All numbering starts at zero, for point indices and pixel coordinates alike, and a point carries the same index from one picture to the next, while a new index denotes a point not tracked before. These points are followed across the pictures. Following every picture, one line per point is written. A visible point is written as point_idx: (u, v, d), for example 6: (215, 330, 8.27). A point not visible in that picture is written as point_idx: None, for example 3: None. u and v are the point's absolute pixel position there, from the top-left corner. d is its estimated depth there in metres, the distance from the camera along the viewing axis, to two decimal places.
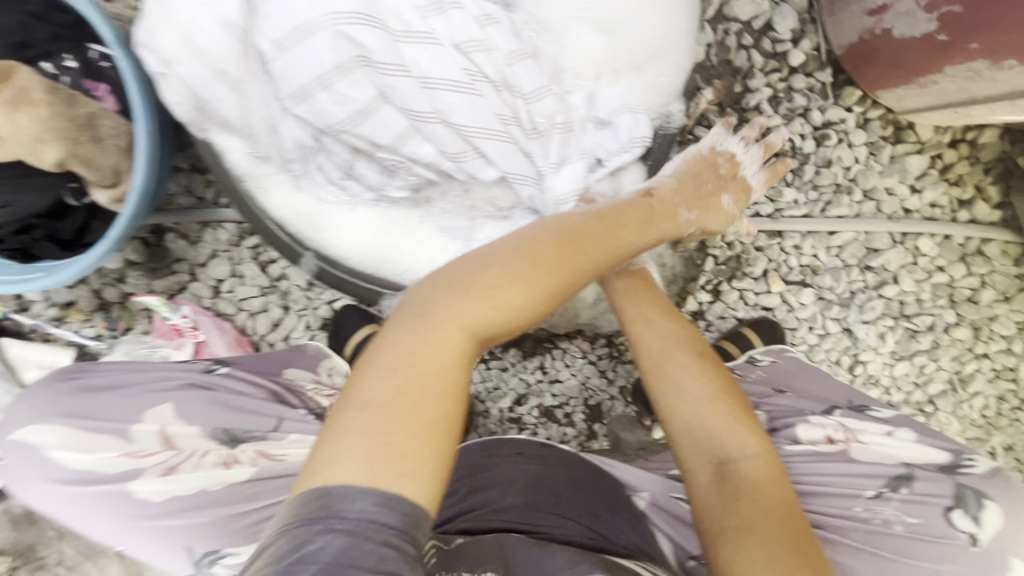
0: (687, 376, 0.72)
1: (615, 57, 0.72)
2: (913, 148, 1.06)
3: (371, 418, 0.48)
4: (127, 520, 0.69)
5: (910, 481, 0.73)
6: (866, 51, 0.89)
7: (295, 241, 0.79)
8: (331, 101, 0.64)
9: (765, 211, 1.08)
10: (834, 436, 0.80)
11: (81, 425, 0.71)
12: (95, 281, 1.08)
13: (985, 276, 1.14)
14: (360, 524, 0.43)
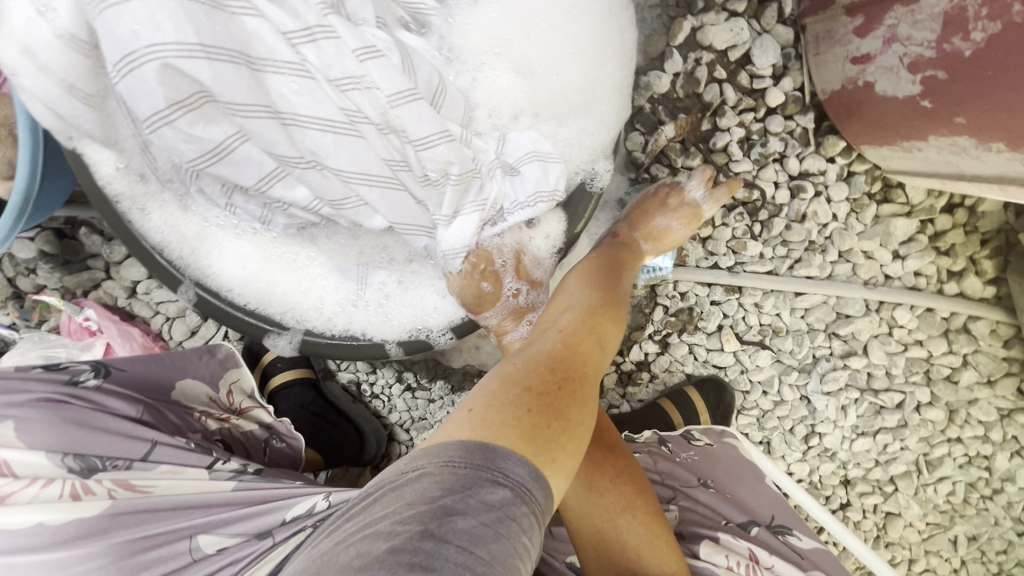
0: (602, 480, 0.63)
1: (534, 100, 0.65)
2: (901, 210, 0.94)
3: (494, 405, 0.53)
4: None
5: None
6: (849, 101, 0.77)
7: (174, 268, 0.72)
8: (179, 139, 0.51)
9: (725, 263, 0.97)
10: (737, 567, 0.73)
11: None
12: (9, 269, 1.03)
13: (968, 355, 1.02)
14: (519, 487, 0.47)
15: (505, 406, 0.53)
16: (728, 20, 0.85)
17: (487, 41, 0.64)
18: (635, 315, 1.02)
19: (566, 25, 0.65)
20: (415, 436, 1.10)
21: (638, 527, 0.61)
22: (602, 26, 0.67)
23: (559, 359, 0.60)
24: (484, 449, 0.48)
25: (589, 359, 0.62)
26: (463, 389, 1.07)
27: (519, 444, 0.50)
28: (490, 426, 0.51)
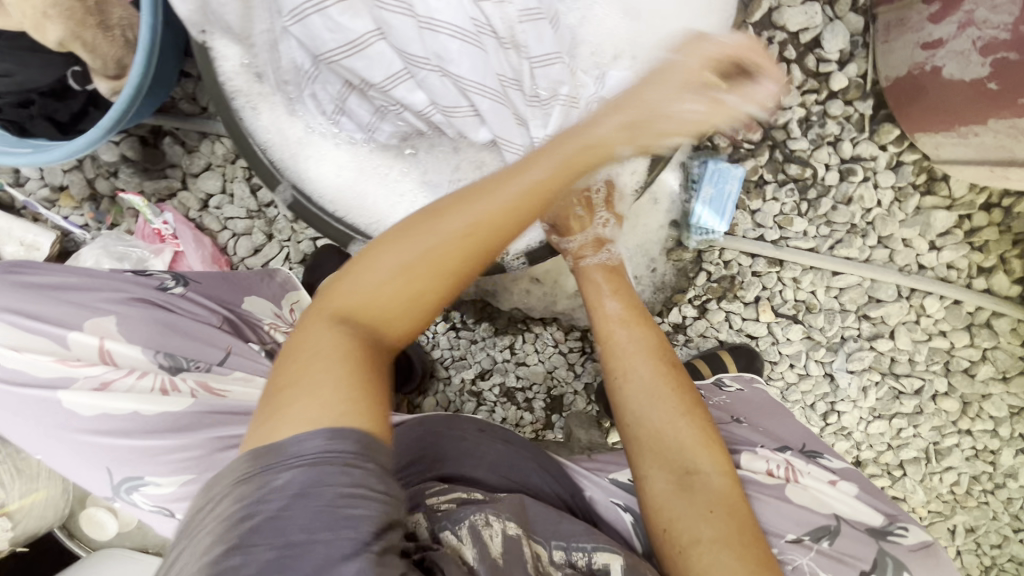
0: (665, 387, 0.70)
1: (631, 44, 0.71)
2: (942, 203, 1.00)
3: (280, 381, 0.49)
4: (55, 428, 0.66)
5: (832, 536, 0.66)
6: (913, 88, 0.83)
7: (273, 167, 0.75)
8: (325, 27, 0.64)
9: (771, 236, 1.02)
10: (775, 470, 0.73)
11: (19, 326, 0.69)
12: (89, 170, 1.08)
13: (987, 350, 1.08)
14: (316, 460, 0.43)
15: (321, 363, 0.48)
16: (804, 3, 0.91)
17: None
18: (679, 278, 1.07)
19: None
20: (455, 374, 1.15)
21: (693, 433, 0.67)
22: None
23: (378, 322, 0.55)
24: (276, 447, 0.44)
25: (410, 311, 0.56)
26: (506, 331, 1.13)
27: (319, 415, 0.45)
28: (297, 415, 0.45)
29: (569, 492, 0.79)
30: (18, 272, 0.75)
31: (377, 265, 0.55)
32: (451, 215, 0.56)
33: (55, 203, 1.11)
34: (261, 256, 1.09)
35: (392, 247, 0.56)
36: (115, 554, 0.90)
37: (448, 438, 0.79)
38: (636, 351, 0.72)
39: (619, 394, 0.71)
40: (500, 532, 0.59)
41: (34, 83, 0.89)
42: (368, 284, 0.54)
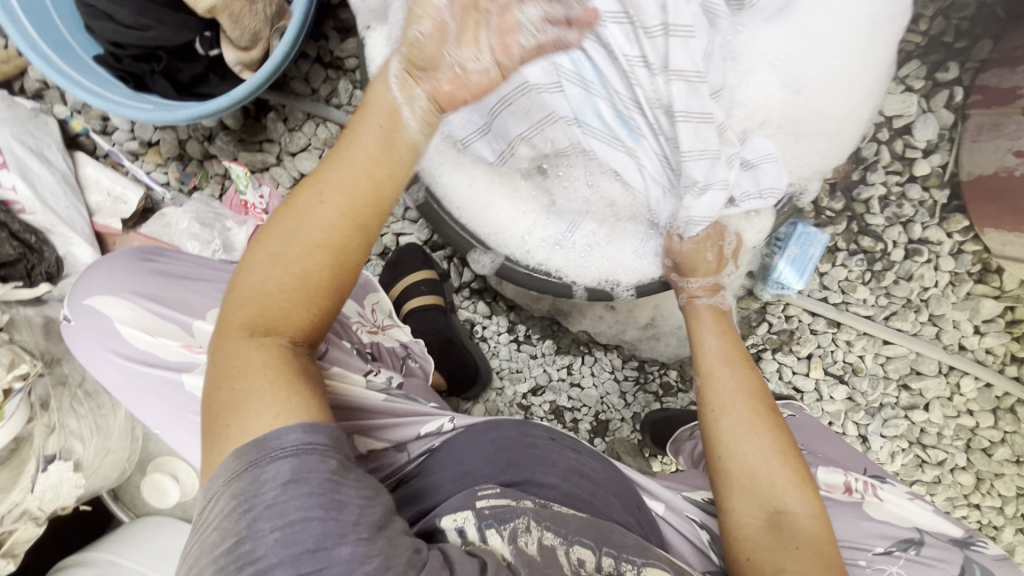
0: (761, 425, 0.68)
1: (787, 116, 0.75)
2: (991, 293, 1.07)
3: (216, 411, 0.48)
4: (178, 409, 0.60)
5: (918, 546, 0.69)
6: (996, 187, 0.91)
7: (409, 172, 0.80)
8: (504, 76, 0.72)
9: (834, 299, 1.09)
10: (853, 485, 0.75)
11: (148, 307, 0.61)
12: (183, 131, 1.07)
13: (1007, 433, 1.15)
14: (301, 450, 0.45)
15: (246, 371, 0.49)
16: (904, 92, 0.98)
17: (766, 51, 0.73)
18: (742, 326, 1.12)
19: (831, 55, 0.74)
20: (509, 386, 1.16)
21: (789, 473, 0.65)
22: (859, 66, 0.75)
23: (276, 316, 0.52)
24: (255, 442, 0.45)
25: (307, 294, 0.53)
26: (568, 352, 1.16)
27: (265, 418, 0.46)
28: (246, 418, 0.47)
29: (636, 506, 0.73)
30: (148, 253, 0.66)
31: (257, 267, 0.53)
32: (323, 191, 0.53)
33: (140, 157, 1.10)
34: None
35: (277, 239, 0.53)
36: (168, 523, 0.88)
37: (514, 442, 0.73)
38: (737, 391, 0.70)
39: (714, 428, 0.70)
40: (539, 540, 0.55)
41: (165, 41, 0.90)
42: (263, 287, 0.52)
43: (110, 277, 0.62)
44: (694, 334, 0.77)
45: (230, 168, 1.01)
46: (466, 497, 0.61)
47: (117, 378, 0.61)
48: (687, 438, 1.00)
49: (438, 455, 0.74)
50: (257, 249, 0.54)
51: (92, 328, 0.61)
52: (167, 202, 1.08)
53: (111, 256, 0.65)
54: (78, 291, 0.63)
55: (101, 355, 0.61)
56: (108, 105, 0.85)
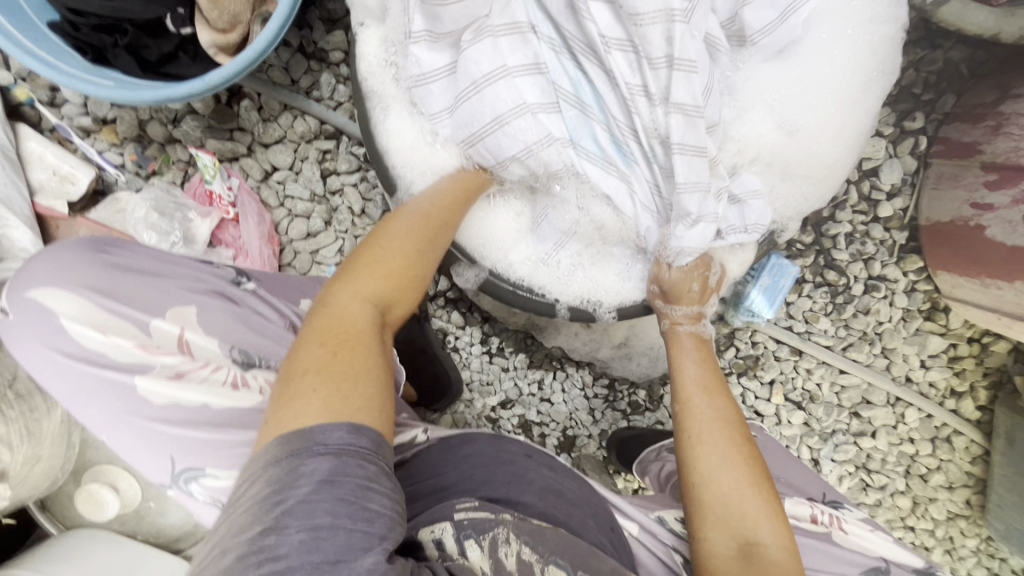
0: (734, 454, 0.68)
1: (774, 154, 0.78)
2: (937, 330, 1.14)
3: (284, 392, 0.50)
4: (127, 420, 0.50)
5: (884, 573, 0.73)
6: (951, 234, 0.97)
7: (389, 177, 0.77)
8: (500, 92, 0.70)
9: (797, 328, 1.13)
10: (818, 517, 0.78)
11: (94, 300, 0.52)
12: (144, 111, 0.99)
13: (942, 461, 1.23)
14: (342, 451, 0.46)
15: (321, 363, 0.51)
16: (873, 137, 1.04)
17: (766, 91, 0.76)
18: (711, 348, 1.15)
19: (823, 100, 0.76)
20: (478, 398, 1.14)
21: (761, 505, 0.65)
22: (847, 114, 0.78)
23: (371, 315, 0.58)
24: (301, 434, 0.47)
25: (399, 300, 0.61)
26: (540, 366, 1.15)
27: (330, 409, 0.48)
28: (303, 410, 0.48)
29: (611, 527, 0.71)
30: (98, 238, 0.58)
31: (362, 266, 0.61)
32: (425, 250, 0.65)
33: (92, 134, 1.01)
34: (314, 242, 1.04)
35: (384, 250, 0.62)
36: (103, 539, 0.82)
37: (491, 458, 0.72)
38: (713, 419, 0.71)
39: (691, 456, 0.69)
40: (516, 553, 0.56)
41: (132, 14, 0.84)
42: (364, 288, 0.59)
43: (50, 264, 0.53)
44: (675, 362, 0.77)
45: (196, 156, 0.94)
46: (442, 509, 0.60)
47: (50, 381, 0.51)
48: (653, 458, 1.01)
49: (414, 469, 0.72)
50: (367, 253, 0.62)
51: (24, 320, 0.51)
52: (120, 184, 1.00)
53: (54, 240, 0.56)
54: (6, 278, 0.54)
55: (35, 351, 0.51)
56: (66, 79, 0.78)
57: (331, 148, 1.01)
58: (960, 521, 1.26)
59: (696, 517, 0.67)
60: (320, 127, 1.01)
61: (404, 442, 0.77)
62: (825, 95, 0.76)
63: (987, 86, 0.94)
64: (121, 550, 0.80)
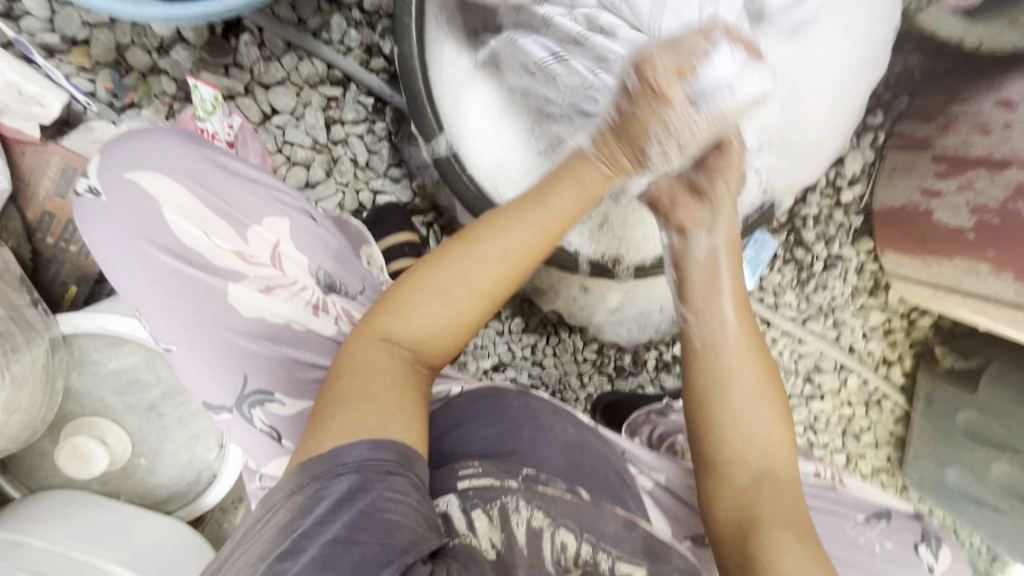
0: (751, 383, 0.65)
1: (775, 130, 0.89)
2: (878, 306, 1.29)
3: (326, 400, 0.50)
4: (209, 322, 0.57)
5: (888, 516, 0.82)
6: (901, 218, 1.10)
7: (435, 120, 0.78)
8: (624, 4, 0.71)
9: (767, 299, 1.26)
10: (822, 472, 0.87)
11: (209, 204, 0.59)
12: (123, 35, 0.89)
13: (873, 422, 1.38)
14: (362, 468, 0.45)
15: (368, 376, 0.51)
16: None
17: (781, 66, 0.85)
18: None
19: (818, 86, 0.88)
20: (473, 361, 1.16)
21: (783, 436, 0.64)
22: (836, 99, 0.90)
23: (421, 343, 0.55)
24: (320, 456, 0.46)
25: (451, 333, 0.56)
26: (535, 331, 1.18)
27: (358, 427, 0.47)
28: (339, 428, 0.47)
29: (632, 494, 0.64)
30: (199, 141, 0.62)
31: (418, 288, 0.56)
32: (505, 231, 0.58)
33: (56, 54, 0.90)
34: (313, 193, 0.99)
35: (441, 270, 0.56)
36: (81, 498, 0.74)
37: (517, 412, 0.67)
38: (739, 348, 0.66)
39: (720, 386, 0.65)
40: (526, 522, 0.50)
41: None
42: (416, 318, 0.55)
43: (159, 155, 0.58)
44: (711, 286, 0.70)
45: (195, 87, 0.86)
46: (443, 479, 0.55)
47: (144, 275, 0.56)
48: (643, 421, 1.04)
49: (440, 423, 0.67)
50: (425, 273, 0.57)
51: (131, 208, 0.56)
52: (88, 115, 0.89)
53: (159, 132, 0.60)
54: (112, 160, 0.57)
55: (133, 240, 0.56)
56: None
57: (338, 95, 0.97)
58: (882, 474, 1.41)
59: (711, 450, 0.64)
60: (328, 72, 0.96)
61: (436, 394, 0.72)
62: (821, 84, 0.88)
63: (936, 90, 1.09)
64: (105, 511, 0.73)
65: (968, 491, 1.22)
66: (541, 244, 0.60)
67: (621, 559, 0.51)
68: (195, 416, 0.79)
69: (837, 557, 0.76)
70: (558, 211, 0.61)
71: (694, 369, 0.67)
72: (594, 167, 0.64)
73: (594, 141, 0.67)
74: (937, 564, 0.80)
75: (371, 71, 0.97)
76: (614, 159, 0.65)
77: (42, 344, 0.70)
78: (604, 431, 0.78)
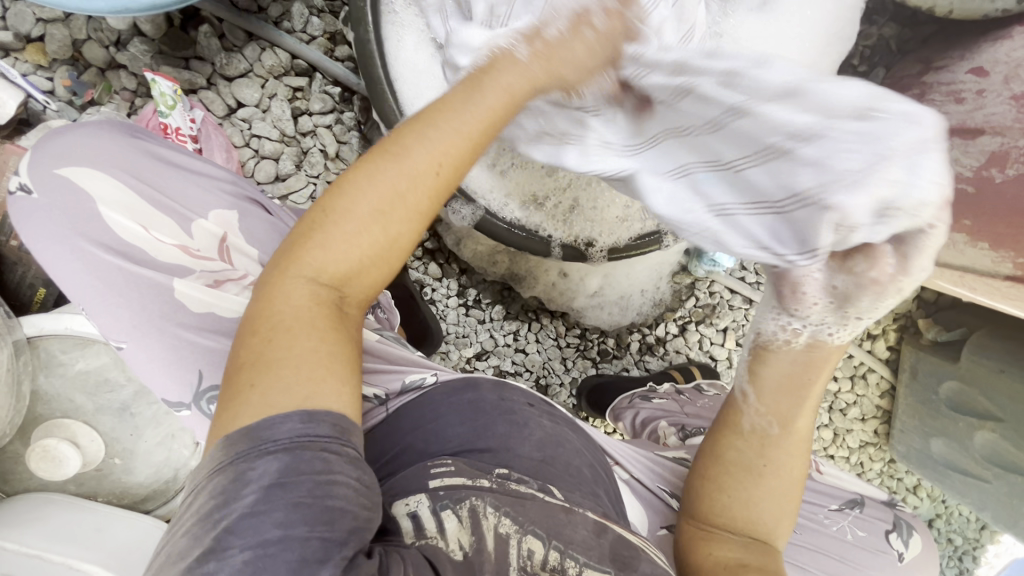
0: (770, 477, 0.61)
1: None
2: None
3: (245, 356, 0.45)
4: (157, 319, 0.56)
5: (860, 506, 0.83)
6: None
7: (394, 105, 0.82)
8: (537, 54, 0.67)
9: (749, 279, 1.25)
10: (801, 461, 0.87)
11: (148, 197, 0.59)
12: (79, 30, 0.88)
13: (859, 396, 1.38)
14: (294, 445, 0.42)
15: (290, 325, 0.45)
16: None
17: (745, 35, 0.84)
18: (674, 297, 1.23)
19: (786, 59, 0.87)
20: (455, 351, 1.14)
21: (784, 532, 0.63)
22: None
23: (345, 276, 0.48)
24: (245, 432, 0.42)
25: (388, 262, 0.49)
26: (517, 318, 1.17)
27: (290, 397, 0.43)
28: (269, 394, 0.43)
29: (600, 483, 0.64)
30: (136, 133, 0.62)
31: (342, 213, 0.47)
32: (416, 144, 0.47)
33: (11, 53, 0.88)
34: (283, 186, 0.97)
35: (372, 188, 0.46)
36: (56, 500, 0.74)
37: (492, 407, 0.65)
38: (780, 455, 0.60)
39: (747, 472, 0.61)
40: (494, 527, 0.49)
41: None
42: (338, 250, 0.47)
43: (92, 150, 0.57)
44: (796, 392, 0.58)
45: (153, 82, 0.85)
46: (415, 479, 0.54)
47: (83, 272, 0.56)
48: (626, 406, 1.05)
49: (411, 418, 0.66)
50: (350, 193, 0.47)
51: (66, 204, 0.56)
52: (48, 114, 0.88)
53: (90, 126, 0.59)
54: (43, 156, 0.56)
55: (69, 237, 0.56)
56: None
57: (304, 86, 0.96)
58: (870, 447, 1.42)
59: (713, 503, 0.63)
60: (293, 62, 0.94)
61: (410, 384, 0.71)
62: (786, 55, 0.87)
63: (912, 60, 1.08)
64: (81, 511, 0.73)
65: (953, 461, 1.22)
66: (454, 157, 0.48)
67: (588, 564, 0.50)
68: (169, 414, 0.79)
69: (802, 544, 0.77)
70: (456, 105, 0.49)
71: (733, 447, 0.62)
72: (521, 65, 0.52)
73: (515, 42, 0.56)
74: (907, 553, 0.80)
75: (336, 60, 0.96)
76: (539, 57, 0.53)
77: (5, 348, 0.70)
78: (582, 427, 0.77)
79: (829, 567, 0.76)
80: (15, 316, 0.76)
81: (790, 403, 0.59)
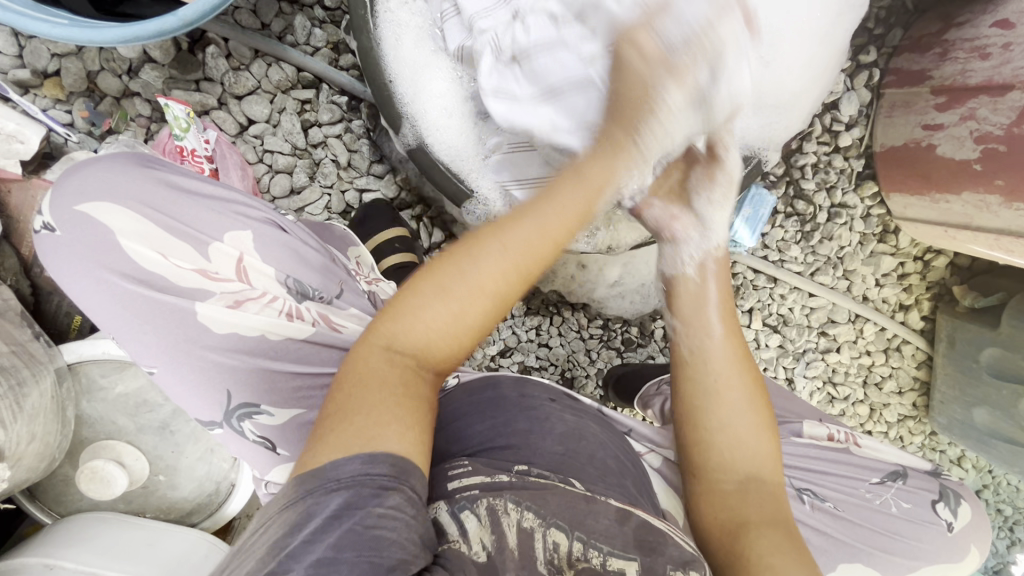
0: (725, 397, 0.65)
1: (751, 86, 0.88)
2: (888, 251, 1.24)
3: (330, 409, 0.49)
4: (183, 343, 0.58)
5: (904, 476, 0.81)
6: (903, 156, 1.06)
7: (401, 112, 0.84)
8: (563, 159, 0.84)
9: (771, 257, 1.23)
10: (837, 435, 0.83)
11: (164, 226, 0.60)
12: (93, 61, 0.90)
13: (894, 369, 1.34)
14: (355, 483, 0.43)
15: (377, 386, 0.49)
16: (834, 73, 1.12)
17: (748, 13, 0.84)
18: None
19: (800, 36, 0.86)
20: (479, 349, 1.15)
21: (770, 446, 0.65)
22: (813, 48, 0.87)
23: (422, 348, 0.52)
24: (313, 472, 0.44)
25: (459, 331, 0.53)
26: (537, 313, 1.17)
27: (354, 441, 0.45)
28: (342, 440, 0.45)
29: (632, 479, 0.63)
30: (150, 163, 0.63)
31: (419, 292, 0.53)
32: (484, 240, 0.54)
33: (30, 89, 0.91)
34: (298, 198, 0.99)
35: (451, 266, 0.53)
36: (106, 518, 0.76)
37: (513, 404, 0.65)
38: (724, 364, 0.66)
39: (703, 403, 0.65)
40: (517, 522, 0.49)
41: None
42: (417, 322, 0.52)
43: (109, 184, 0.59)
44: (701, 309, 0.68)
45: (165, 106, 0.87)
46: (435, 483, 0.55)
47: (107, 302, 0.58)
48: (655, 393, 1.00)
49: (435, 421, 0.66)
50: (434, 266, 0.54)
51: (87, 238, 0.58)
52: (69, 146, 0.91)
53: (108, 159, 0.61)
54: (64, 195, 0.58)
55: (91, 271, 0.57)
56: (9, 15, 0.70)
57: (313, 98, 0.96)
58: (909, 421, 1.38)
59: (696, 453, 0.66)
60: (299, 76, 0.95)
61: None
62: (791, 29, 0.85)
63: (931, 18, 1.04)
64: (131, 527, 0.76)
65: (998, 430, 1.18)
66: (540, 250, 0.55)
67: (614, 554, 0.50)
68: (207, 430, 0.81)
69: (851, 518, 0.77)
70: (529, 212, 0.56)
71: (678, 377, 0.68)
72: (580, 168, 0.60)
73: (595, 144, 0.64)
74: (956, 523, 0.79)
75: (341, 70, 0.96)
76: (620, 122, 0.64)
77: (48, 374, 0.72)
78: (605, 414, 0.78)
79: (872, 539, 0.76)
80: (54, 344, 0.78)
81: (710, 316, 0.67)
